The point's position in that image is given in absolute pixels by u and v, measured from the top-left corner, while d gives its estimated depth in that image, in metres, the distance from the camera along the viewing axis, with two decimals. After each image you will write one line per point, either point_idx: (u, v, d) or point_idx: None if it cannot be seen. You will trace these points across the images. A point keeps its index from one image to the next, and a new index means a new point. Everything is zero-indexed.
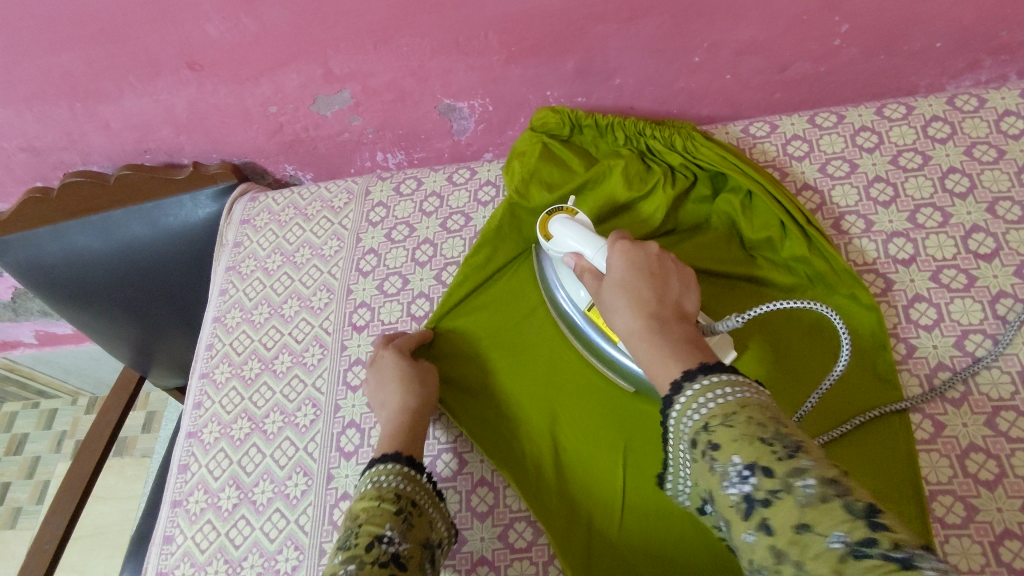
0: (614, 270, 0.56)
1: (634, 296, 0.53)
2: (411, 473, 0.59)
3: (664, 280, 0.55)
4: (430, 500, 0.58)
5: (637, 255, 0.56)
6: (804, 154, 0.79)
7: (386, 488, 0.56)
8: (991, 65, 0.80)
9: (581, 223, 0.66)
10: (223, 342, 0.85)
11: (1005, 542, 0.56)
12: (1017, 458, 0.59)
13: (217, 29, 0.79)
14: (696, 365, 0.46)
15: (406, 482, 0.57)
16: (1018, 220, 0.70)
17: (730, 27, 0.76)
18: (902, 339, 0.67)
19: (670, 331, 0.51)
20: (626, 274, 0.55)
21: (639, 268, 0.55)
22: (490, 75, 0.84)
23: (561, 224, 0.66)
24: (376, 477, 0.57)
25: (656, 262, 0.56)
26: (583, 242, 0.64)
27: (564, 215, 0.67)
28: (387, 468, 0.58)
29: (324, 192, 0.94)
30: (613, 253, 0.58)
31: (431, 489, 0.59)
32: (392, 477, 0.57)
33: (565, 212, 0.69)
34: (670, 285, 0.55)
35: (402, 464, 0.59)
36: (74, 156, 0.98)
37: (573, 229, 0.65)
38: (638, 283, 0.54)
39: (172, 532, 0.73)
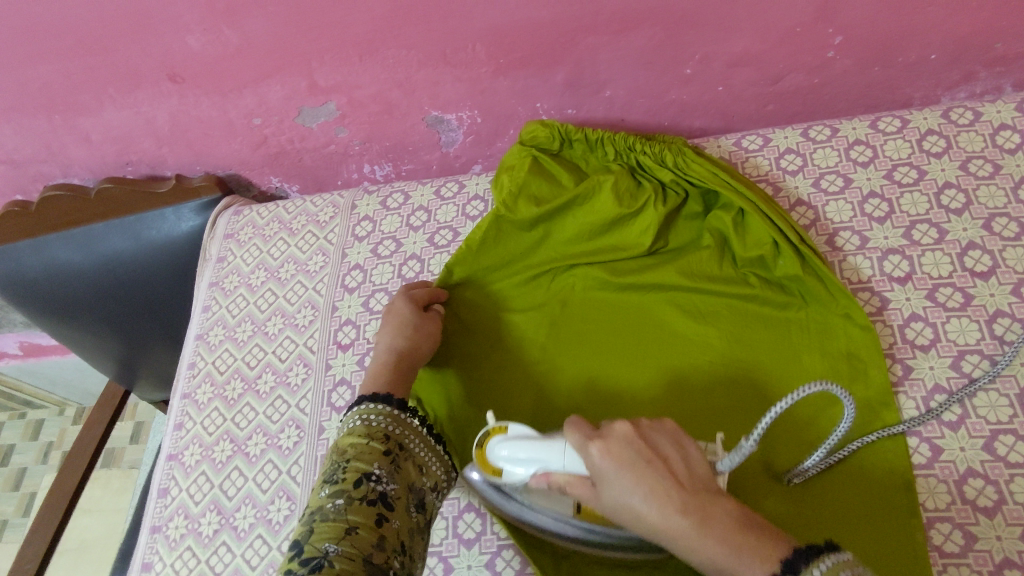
0: (605, 473, 0.49)
1: (659, 501, 0.46)
2: (399, 415, 0.60)
3: (664, 460, 0.48)
4: (419, 443, 0.61)
5: (620, 451, 0.48)
6: (797, 168, 0.78)
7: (375, 427, 0.58)
8: (986, 77, 0.79)
9: (522, 436, 0.58)
10: (205, 360, 0.84)
11: (1004, 571, 0.55)
12: (1016, 484, 0.58)
13: (198, 41, 0.77)
14: (780, 566, 0.43)
15: (394, 424, 0.59)
16: (1015, 237, 0.69)
17: (722, 39, 0.75)
18: (898, 360, 0.65)
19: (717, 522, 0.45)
20: (626, 475, 0.47)
21: (635, 464, 0.47)
22: (477, 88, 0.83)
23: (503, 450, 0.58)
24: (365, 416, 0.59)
25: (644, 443, 0.48)
26: (543, 453, 0.55)
27: (501, 437, 0.59)
28: (375, 409, 0.60)
29: (310, 207, 0.92)
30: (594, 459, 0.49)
31: (421, 432, 0.61)
32: (381, 417, 0.59)
33: (500, 430, 0.60)
34: (672, 461, 0.48)
35: (392, 406, 0.60)
36: (53, 169, 0.96)
37: (520, 447, 0.57)
38: (650, 485, 0.47)
39: (152, 559, 0.72)
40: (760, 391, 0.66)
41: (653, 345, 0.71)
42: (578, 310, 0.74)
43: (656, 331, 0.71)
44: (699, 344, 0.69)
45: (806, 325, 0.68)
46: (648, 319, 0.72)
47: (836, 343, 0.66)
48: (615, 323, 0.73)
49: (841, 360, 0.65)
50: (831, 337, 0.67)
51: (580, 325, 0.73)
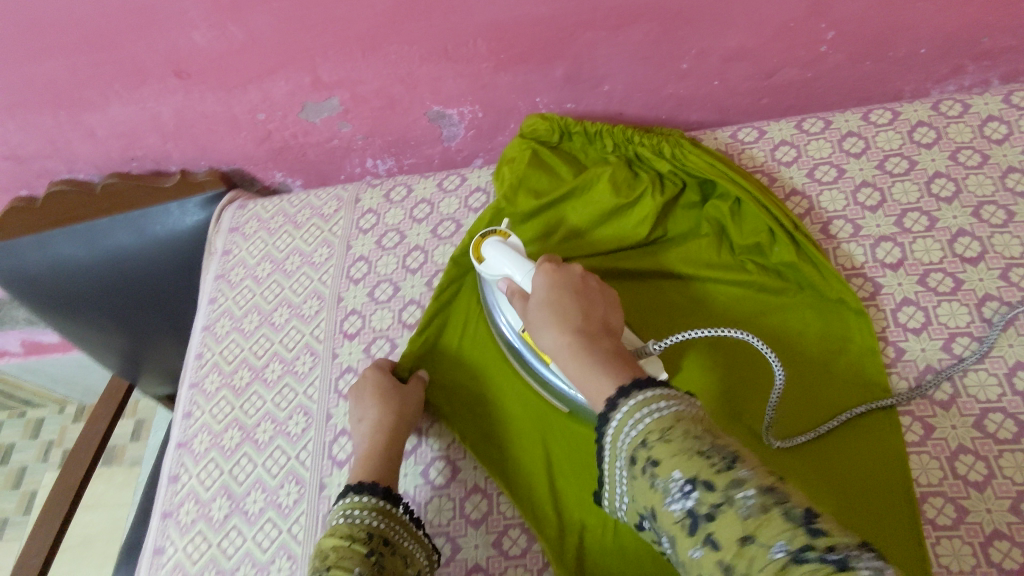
0: (538, 294, 0.59)
1: (559, 320, 0.56)
2: (385, 507, 0.59)
3: (588, 300, 0.58)
4: (406, 534, 0.59)
5: (561, 276, 0.60)
6: (792, 160, 0.80)
7: (358, 526, 0.57)
8: (974, 71, 0.81)
9: (513, 245, 0.67)
10: (212, 351, 0.85)
11: (994, 543, 0.57)
12: (1004, 459, 0.60)
13: (204, 37, 0.79)
14: (629, 381, 0.48)
15: (379, 519, 0.58)
16: (1003, 224, 0.71)
17: (718, 34, 0.77)
18: (891, 342, 0.68)
19: (598, 347, 0.53)
20: (551, 294, 0.58)
21: (563, 291, 0.58)
22: (478, 83, 0.84)
23: (494, 247, 0.67)
24: (348, 512, 0.58)
25: (580, 283, 0.59)
26: (513, 266, 0.64)
27: (497, 239, 0.67)
28: (360, 502, 0.59)
29: (314, 200, 0.93)
30: (539, 274, 0.61)
31: (407, 521, 0.60)
32: (364, 512, 0.58)
33: (501, 235, 0.68)
34: (595, 306, 0.58)
35: (377, 498, 0.60)
36: (59, 164, 0.98)
37: (506, 253, 0.66)
38: (563, 307, 0.57)
39: (163, 543, 0.73)
40: (757, 372, 0.68)
41: (654, 327, 0.72)
42: None
43: (658, 315, 0.73)
44: (697, 328, 0.71)
45: (802, 311, 0.70)
46: (649, 304, 0.74)
47: (830, 326, 0.69)
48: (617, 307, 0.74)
49: (837, 344, 0.68)
50: (825, 322, 0.69)
51: None
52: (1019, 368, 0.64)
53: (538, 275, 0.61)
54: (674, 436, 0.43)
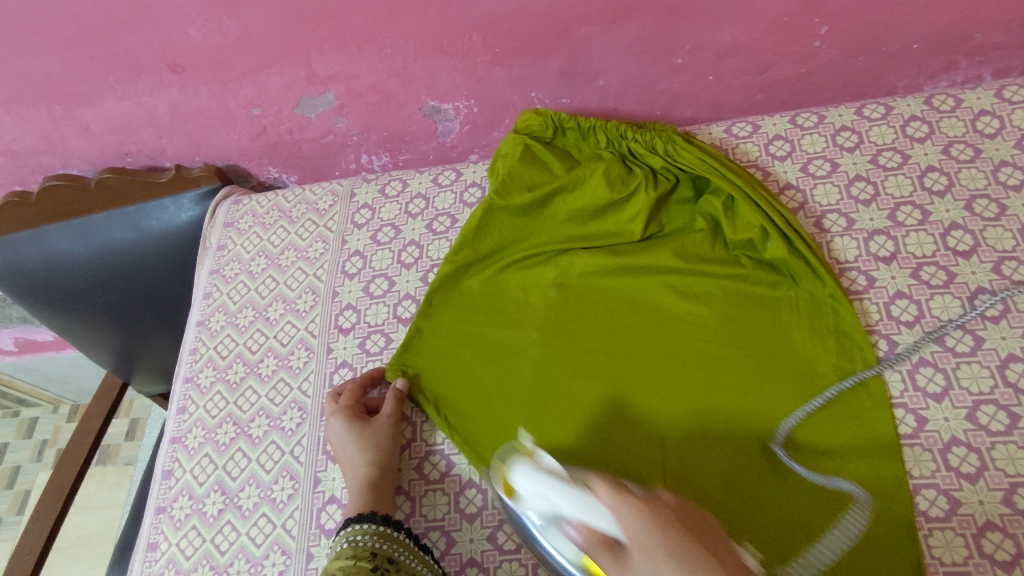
0: (637, 540, 0.43)
1: None
2: (388, 531, 0.61)
3: (706, 540, 0.44)
4: (412, 556, 0.60)
5: (657, 510, 0.45)
6: (786, 154, 0.80)
7: (361, 547, 0.59)
8: (966, 66, 0.82)
9: (550, 469, 0.53)
10: (207, 345, 0.85)
11: (987, 534, 0.57)
12: (996, 451, 0.60)
13: (199, 31, 0.78)
14: None
15: (381, 541, 0.60)
16: (996, 218, 0.71)
17: (712, 28, 0.77)
18: (883, 335, 0.68)
19: None
20: (659, 533, 0.42)
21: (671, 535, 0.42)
22: (474, 77, 0.84)
23: (530, 475, 0.53)
24: (351, 538, 0.60)
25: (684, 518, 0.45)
26: (558, 491, 0.50)
27: (527, 464, 0.54)
28: (362, 528, 0.61)
29: (309, 195, 0.93)
30: (625, 512, 0.44)
31: (411, 545, 0.61)
32: (367, 536, 0.60)
33: (529, 455, 0.56)
34: (716, 547, 0.44)
35: (377, 524, 0.61)
36: (53, 160, 0.97)
37: (544, 481, 0.52)
38: (685, 559, 0.40)
39: (157, 539, 0.72)
40: (751, 364, 0.68)
41: (646, 323, 0.72)
42: (575, 290, 0.76)
43: (651, 311, 0.73)
44: (691, 323, 0.71)
45: (796, 305, 0.70)
46: (642, 298, 0.74)
47: (824, 320, 0.69)
48: (612, 303, 0.74)
49: (831, 337, 0.68)
50: (818, 316, 0.69)
51: (578, 304, 0.75)
52: (1011, 360, 0.64)
53: (626, 512, 0.44)
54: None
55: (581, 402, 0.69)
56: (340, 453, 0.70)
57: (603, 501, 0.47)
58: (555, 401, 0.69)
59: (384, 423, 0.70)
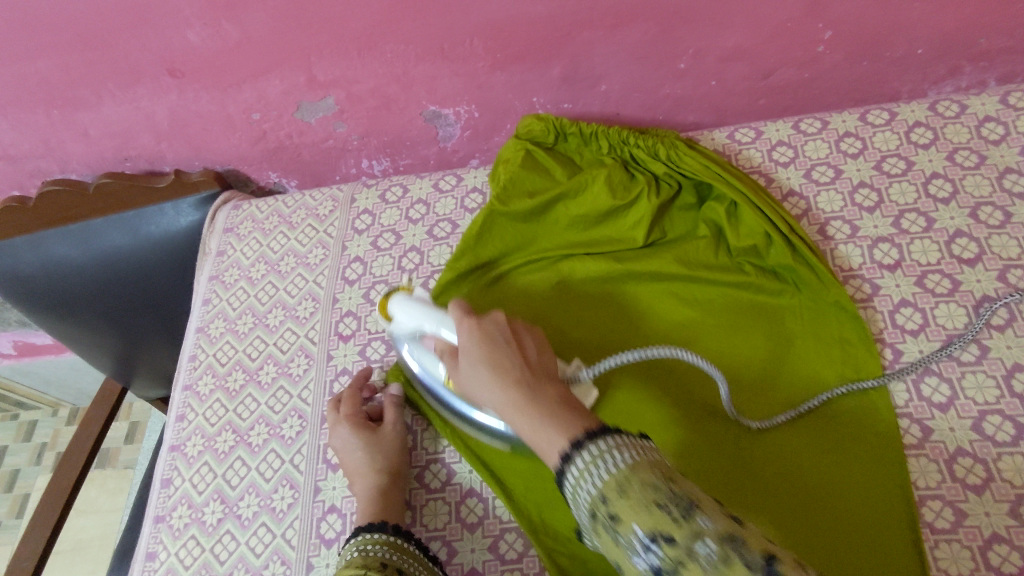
0: (466, 348, 0.54)
1: (493, 372, 0.51)
2: (397, 542, 0.60)
3: (521, 348, 0.54)
4: (421, 566, 0.59)
5: (485, 325, 0.55)
6: (789, 160, 0.80)
7: (372, 556, 0.57)
8: (971, 71, 0.81)
9: (420, 299, 0.67)
10: (206, 353, 0.84)
11: (994, 547, 0.57)
12: (1003, 462, 0.60)
13: (198, 36, 0.78)
14: (584, 434, 0.44)
15: (392, 551, 0.58)
16: (1000, 225, 0.71)
17: (715, 33, 0.77)
18: (888, 344, 0.67)
19: (544, 392, 0.49)
20: (480, 348, 0.53)
21: (490, 343, 0.53)
22: (475, 82, 0.84)
23: (401, 303, 0.68)
24: (363, 547, 0.58)
25: (510, 331, 0.55)
26: (421, 314, 0.65)
27: (404, 295, 0.68)
28: (372, 538, 0.60)
29: (309, 200, 0.93)
30: (462, 329, 0.56)
31: (421, 556, 0.60)
32: (378, 546, 0.59)
33: (405, 289, 0.69)
34: (529, 353, 0.54)
35: (389, 534, 0.60)
36: (51, 165, 0.97)
37: (412, 307, 0.66)
38: (496, 359, 0.52)
39: (156, 548, 0.72)
40: (755, 374, 0.67)
41: (649, 331, 0.72)
42: (576, 298, 0.75)
43: (652, 319, 0.72)
44: (694, 331, 0.71)
45: (799, 313, 0.70)
46: (643, 306, 0.73)
47: (828, 329, 0.68)
48: (613, 311, 0.74)
49: (835, 346, 0.67)
50: (822, 324, 0.69)
51: (579, 312, 0.74)
52: (1016, 370, 0.63)
53: (460, 329, 0.56)
54: (633, 487, 0.39)
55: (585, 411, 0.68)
56: (347, 465, 0.69)
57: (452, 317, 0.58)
58: None
59: (387, 429, 0.70)
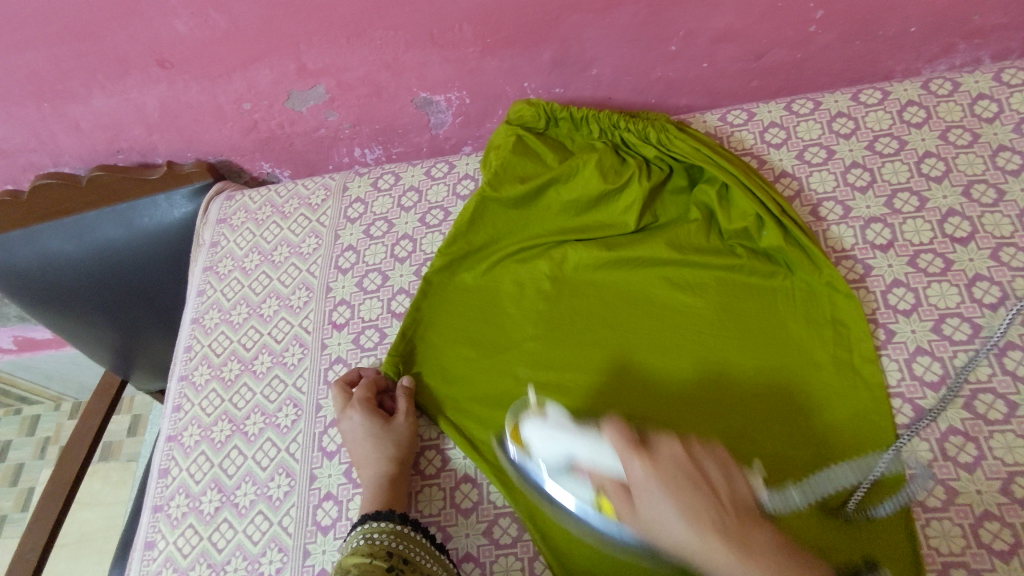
0: (644, 489, 0.46)
1: (691, 510, 0.43)
2: (404, 531, 0.60)
3: (706, 477, 0.46)
4: (426, 556, 0.60)
5: (664, 461, 0.46)
6: (781, 142, 0.80)
7: (378, 545, 0.58)
8: (965, 49, 0.80)
9: (556, 420, 0.58)
10: (201, 343, 0.84)
11: (985, 524, 0.57)
12: (995, 440, 0.60)
13: (186, 26, 0.77)
14: None
15: (398, 541, 0.59)
16: (993, 203, 0.70)
17: (705, 15, 0.76)
18: (881, 324, 0.67)
19: (755, 539, 0.42)
20: (665, 492, 0.44)
21: (680, 483, 0.45)
22: (465, 68, 0.83)
23: (537, 430, 0.58)
24: (369, 535, 0.59)
25: (692, 465, 0.46)
26: (573, 438, 0.55)
27: (537, 418, 0.59)
28: (380, 526, 0.60)
29: (302, 190, 0.93)
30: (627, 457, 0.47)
31: (427, 545, 0.61)
32: (385, 535, 0.59)
33: (538, 410, 0.60)
34: (713, 479, 0.46)
35: (395, 522, 0.61)
36: (44, 158, 0.97)
37: (554, 435, 0.57)
38: (692, 496, 0.44)
39: (154, 538, 0.72)
40: (747, 356, 0.67)
41: (641, 315, 0.72)
42: (570, 283, 0.75)
43: (644, 302, 0.72)
44: (687, 314, 0.71)
45: (792, 294, 0.70)
46: (636, 290, 0.73)
47: (821, 310, 0.68)
48: (606, 294, 0.74)
49: (827, 327, 0.67)
50: (815, 306, 0.69)
51: (572, 298, 0.74)
52: (1008, 348, 0.63)
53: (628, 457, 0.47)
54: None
55: (576, 398, 0.68)
56: (354, 454, 0.69)
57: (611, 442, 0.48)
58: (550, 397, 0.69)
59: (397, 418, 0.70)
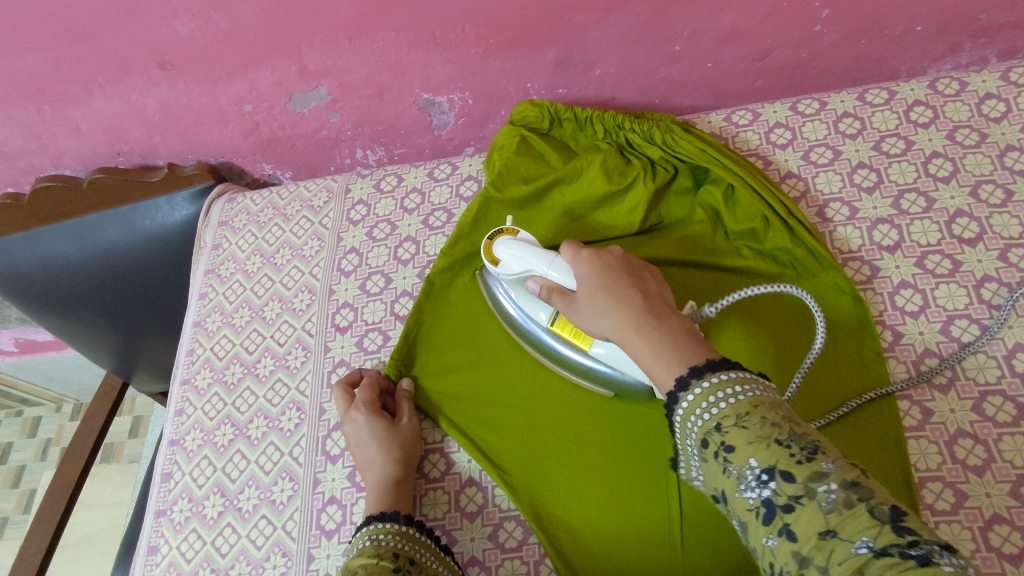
0: (584, 284, 0.58)
1: (617, 299, 0.54)
2: (410, 532, 0.60)
3: (639, 284, 0.56)
4: (433, 558, 0.60)
5: (605, 260, 0.58)
6: (787, 142, 0.79)
7: (384, 546, 0.58)
8: (972, 48, 0.80)
9: (525, 240, 0.67)
10: (203, 347, 0.84)
11: (994, 527, 0.56)
12: (1004, 442, 0.59)
13: (186, 27, 0.77)
14: (694, 365, 0.48)
15: (404, 542, 0.59)
16: (1001, 204, 0.70)
17: (710, 14, 0.75)
18: (888, 326, 0.67)
19: (665, 324, 0.52)
20: (598, 290, 0.56)
21: (611, 275, 0.57)
22: (468, 69, 0.83)
23: (508, 246, 0.67)
24: (374, 536, 0.59)
25: (624, 268, 0.57)
26: (536, 256, 0.64)
27: (509, 237, 0.68)
28: (385, 528, 0.60)
29: (303, 191, 0.92)
30: (578, 262, 0.59)
31: (432, 547, 0.61)
32: (391, 536, 0.59)
33: (510, 233, 0.69)
34: (647, 287, 0.56)
35: (401, 524, 0.60)
36: (45, 161, 0.96)
37: (520, 250, 0.66)
38: (619, 290, 0.55)
39: (157, 542, 0.72)
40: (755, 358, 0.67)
41: None
42: None
43: None
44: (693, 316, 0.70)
45: (799, 296, 0.69)
46: None
47: (828, 311, 0.68)
48: None
49: (835, 329, 0.67)
50: (823, 307, 0.68)
51: None
52: (1017, 349, 0.63)
53: (578, 262, 0.59)
54: (751, 423, 0.43)
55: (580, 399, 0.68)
56: (359, 457, 0.68)
57: (566, 257, 0.61)
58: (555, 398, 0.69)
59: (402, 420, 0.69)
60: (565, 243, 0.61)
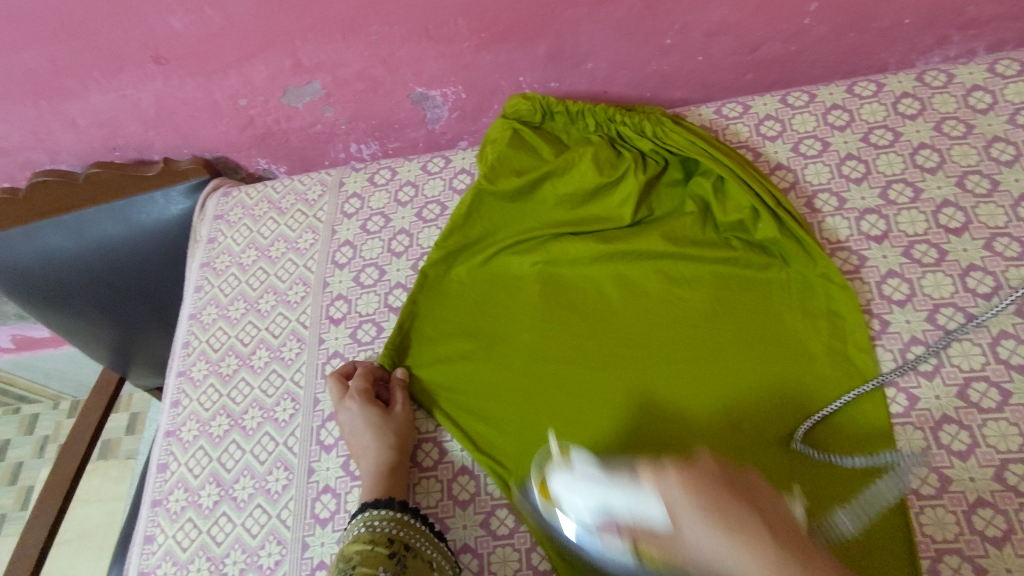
0: (682, 513, 0.43)
1: (746, 539, 0.40)
2: (405, 518, 0.61)
3: (757, 508, 0.43)
4: (428, 542, 0.61)
5: (700, 484, 0.43)
6: (776, 134, 0.80)
7: (380, 532, 0.59)
8: (959, 40, 0.80)
9: (585, 472, 0.52)
10: (199, 339, 0.84)
11: (978, 511, 0.57)
12: (988, 427, 0.60)
13: (181, 22, 0.77)
14: None
15: (399, 527, 0.60)
16: (988, 194, 0.71)
17: (700, 8, 0.76)
18: (876, 315, 0.67)
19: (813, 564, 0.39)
20: (706, 518, 0.42)
21: (724, 512, 0.41)
22: (461, 63, 0.83)
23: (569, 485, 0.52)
24: (370, 522, 0.60)
25: (726, 483, 0.44)
26: (606, 489, 0.49)
27: (564, 471, 0.53)
28: (381, 513, 0.61)
29: (298, 185, 0.93)
30: (672, 489, 0.43)
31: (428, 531, 0.62)
32: (386, 522, 0.60)
33: (561, 459, 0.55)
34: (766, 513, 0.43)
35: (395, 510, 0.61)
36: (41, 156, 0.97)
37: (585, 486, 0.50)
38: (742, 522, 0.41)
39: (153, 531, 0.73)
40: (743, 350, 0.68)
41: (637, 308, 0.72)
42: (566, 276, 0.75)
43: (640, 295, 0.73)
44: (683, 306, 0.71)
45: (788, 286, 0.70)
46: (631, 284, 0.74)
47: (816, 301, 0.68)
48: (602, 287, 0.74)
49: (823, 318, 0.67)
50: (810, 297, 0.69)
51: (567, 291, 0.75)
52: (1002, 337, 0.64)
53: (671, 491, 0.43)
54: None
55: (571, 389, 0.69)
56: (353, 445, 0.69)
57: (665, 493, 0.44)
58: (546, 389, 0.69)
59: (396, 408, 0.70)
60: (646, 468, 0.46)
